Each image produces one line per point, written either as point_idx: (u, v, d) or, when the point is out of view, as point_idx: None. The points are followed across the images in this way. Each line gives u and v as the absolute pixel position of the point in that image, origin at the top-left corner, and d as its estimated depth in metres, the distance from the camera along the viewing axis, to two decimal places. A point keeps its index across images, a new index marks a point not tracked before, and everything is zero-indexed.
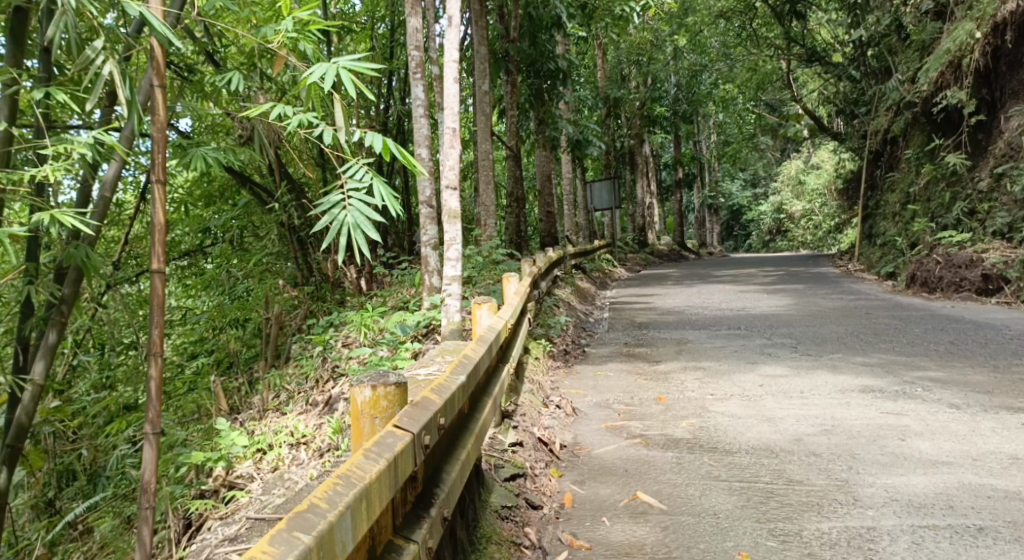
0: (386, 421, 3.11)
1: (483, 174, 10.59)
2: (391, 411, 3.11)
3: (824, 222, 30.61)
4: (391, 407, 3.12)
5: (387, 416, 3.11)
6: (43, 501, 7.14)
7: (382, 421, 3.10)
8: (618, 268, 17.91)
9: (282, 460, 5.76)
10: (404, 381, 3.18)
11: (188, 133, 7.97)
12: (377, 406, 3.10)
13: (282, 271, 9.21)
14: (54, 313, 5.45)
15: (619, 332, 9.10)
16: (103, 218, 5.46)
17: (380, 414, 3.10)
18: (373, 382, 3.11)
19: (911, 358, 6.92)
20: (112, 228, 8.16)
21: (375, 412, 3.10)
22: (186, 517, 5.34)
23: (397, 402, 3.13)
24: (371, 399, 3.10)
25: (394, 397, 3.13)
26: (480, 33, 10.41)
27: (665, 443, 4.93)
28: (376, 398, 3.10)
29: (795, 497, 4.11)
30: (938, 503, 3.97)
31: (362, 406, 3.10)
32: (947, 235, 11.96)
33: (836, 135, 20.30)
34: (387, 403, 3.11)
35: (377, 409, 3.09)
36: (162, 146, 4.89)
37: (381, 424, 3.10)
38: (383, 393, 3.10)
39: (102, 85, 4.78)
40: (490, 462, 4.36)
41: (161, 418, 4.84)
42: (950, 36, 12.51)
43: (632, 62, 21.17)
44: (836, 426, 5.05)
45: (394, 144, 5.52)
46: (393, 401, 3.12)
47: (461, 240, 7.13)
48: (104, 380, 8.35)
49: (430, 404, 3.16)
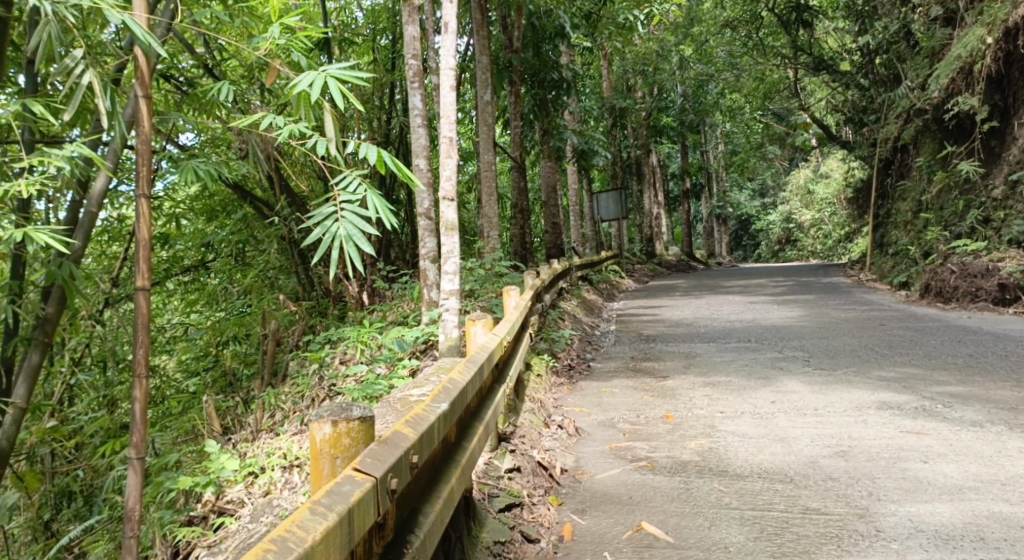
0: (348, 461, 2.88)
1: (486, 186, 10.36)
2: (353, 449, 2.88)
3: (835, 231, 30.32)
4: (355, 445, 2.89)
5: (349, 455, 2.88)
6: (40, 523, 6.88)
7: (344, 462, 2.87)
8: (626, 280, 17.68)
9: (274, 484, 5.45)
10: (370, 414, 2.95)
11: (192, 145, 7.71)
12: (338, 445, 2.87)
13: (284, 286, 9.01)
14: (36, 333, 5.23)
15: (626, 345, 8.87)
16: (88, 235, 5.23)
17: (342, 453, 2.87)
18: (334, 417, 2.88)
19: (930, 372, 6.66)
20: (112, 242, 7.94)
21: (336, 451, 2.88)
22: (174, 545, 5.12)
23: (361, 439, 2.91)
24: (331, 437, 2.87)
25: (358, 433, 2.90)
26: (482, 43, 10.22)
27: (672, 467, 4.68)
28: (337, 435, 2.87)
29: (812, 528, 3.86)
30: (968, 535, 3.72)
31: (322, 446, 2.88)
32: (962, 243, 11.70)
33: (845, 143, 20.03)
34: (350, 441, 2.88)
35: (337, 449, 2.87)
36: (147, 159, 4.66)
37: (342, 465, 2.88)
38: (345, 429, 2.87)
39: (80, 96, 4.48)
40: (482, 492, 4.13)
41: (145, 442, 4.62)
42: (961, 42, 12.25)
43: (638, 72, 20.92)
44: (852, 448, 4.79)
45: (387, 157, 5.29)
46: (356, 438, 2.89)
47: (458, 251, 6.85)
48: (103, 398, 7.82)
49: (401, 440, 2.94)
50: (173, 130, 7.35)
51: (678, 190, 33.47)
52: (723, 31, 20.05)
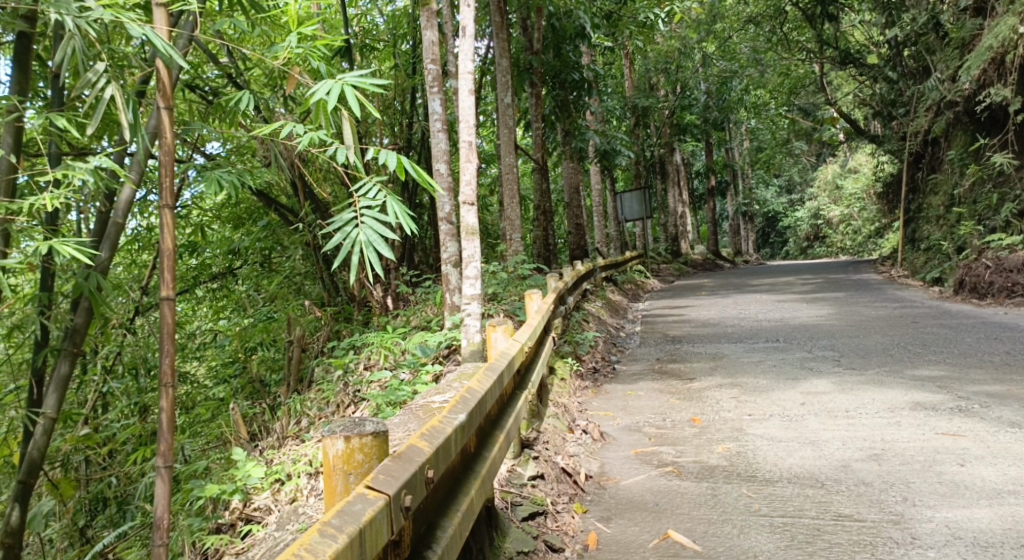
0: (361, 477, 2.85)
1: (508, 188, 10.31)
2: (367, 466, 2.85)
3: (865, 227, 30.00)
4: (368, 461, 2.86)
5: (362, 472, 2.84)
6: (76, 529, 6.90)
7: (358, 478, 2.84)
8: (651, 280, 17.55)
9: (301, 491, 5.37)
10: (383, 430, 2.92)
11: (218, 155, 7.72)
12: (352, 461, 2.84)
13: (310, 292, 9.06)
14: (66, 343, 5.20)
15: (652, 347, 8.79)
16: (115, 246, 5.22)
17: (355, 469, 2.84)
18: (347, 433, 2.85)
19: (965, 370, 6.53)
20: (142, 250, 7.98)
21: (349, 467, 2.84)
22: (204, 552, 5.14)
23: (375, 454, 2.87)
24: (344, 453, 2.84)
25: (371, 449, 2.87)
26: (502, 45, 10.18)
27: (699, 473, 4.60)
28: (350, 450, 2.84)
29: (844, 535, 3.78)
30: (1008, 542, 3.61)
31: (335, 461, 2.84)
32: (997, 238, 11.51)
33: (874, 138, 19.78)
34: (363, 457, 2.85)
35: (351, 465, 2.83)
36: (170, 170, 4.67)
37: (356, 481, 2.84)
38: (358, 445, 2.84)
39: (103, 108, 4.44)
40: (506, 501, 4.09)
41: (173, 450, 4.62)
42: (991, 32, 11.99)
43: (660, 71, 20.72)
44: (885, 451, 4.69)
45: (408, 164, 5.27)
46: (370, 454, 2.86)
47: (480, 257, 6.80)
48: (134, 406, 7.74)
49: (417, 454, 2.91)
50: (199, 139, 7.35)
51: (703, 188, 33.25)
52: (747, 27, 19.82)
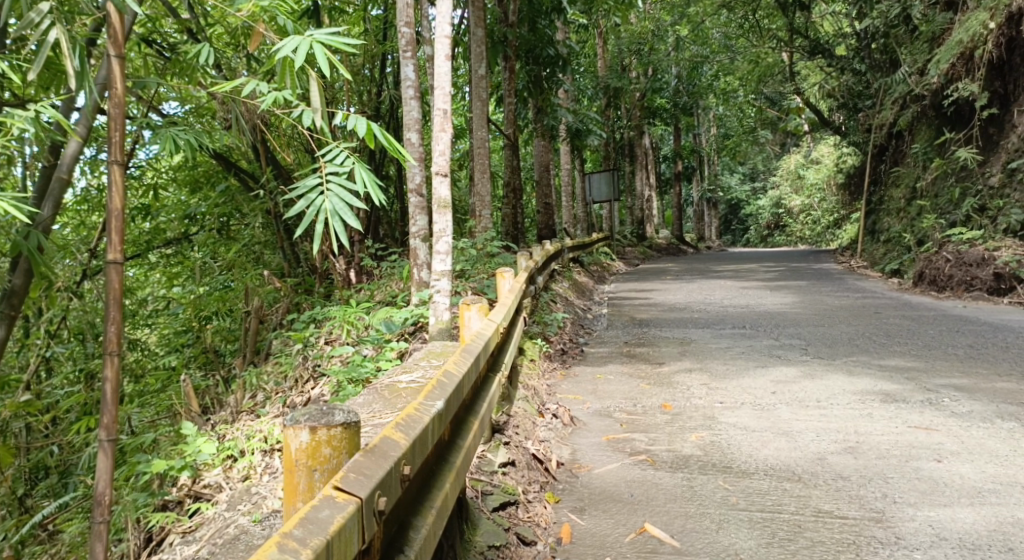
0: (328, 474, 2.62)
1: (478, 163, 10.04)
2: (335, 461, 2.63)
3: (823, 217, 30.21)
4: (335, 456, 2.64)
5: (328, 468, 2.62)
6: (14, 499, 6.53)
7: (324, 475, 2.62)
8: (617, 262, 17.47)
9: (254, 469, 5.14)
10: (353, 420, 2.70)
11: (175, 115, 7.36)
12: (317, 456, 2.61)
13: (269, 262, 8.69)
14: (1, 306, 4.90)
15: (619, 330, 8.65)
16: (57, 203, 4.90)
17: (320, 465, 2.61)
18: (313, 424, 2.62)
19: (932, 362, 6.48)
20: (92, 212, 7.56)
21: (314, 463, 2.62)
22: (148, 530, 4.82)
23: (344, 449, 2.65)
24: (309, 446, 2.61)
25: (340, 442, 2.64)
26: (478, 14, 9.88)
27: (673, 462, 4.46)
28: (316, 443, 2.61)
29: (826, 533, 3.66)
30: (995, 545, 3.52)
31: (298, 456, 2.62)
32: (958, 231, 11.55)
33: (840, 128, 19.86)
34: (331, 451, 2.63)
35: (316, 460, 2.61)
36: (120, 124, 4.34)
37: (321, 479, 2.61)
38: (325, 438, 2.62)
39: (46, 53, 4.09)
40: (476, 490, 3.90)
41: (117, 423, 4.32)
42: (962, 27, 12.01)
43: (632, 52, 20.26)
44: (861, 444, 4.59)
45: (377, 130, 4.94)
46: (338, 447, 2.63)
47: (450, 231, 6.58)
48: (79, 373, 7.39)
49: (391, 448, 2.73)
50: (155, 97, 6.99)
51: (670, 172, 33.26)
52: (720, 12, 19.68)
